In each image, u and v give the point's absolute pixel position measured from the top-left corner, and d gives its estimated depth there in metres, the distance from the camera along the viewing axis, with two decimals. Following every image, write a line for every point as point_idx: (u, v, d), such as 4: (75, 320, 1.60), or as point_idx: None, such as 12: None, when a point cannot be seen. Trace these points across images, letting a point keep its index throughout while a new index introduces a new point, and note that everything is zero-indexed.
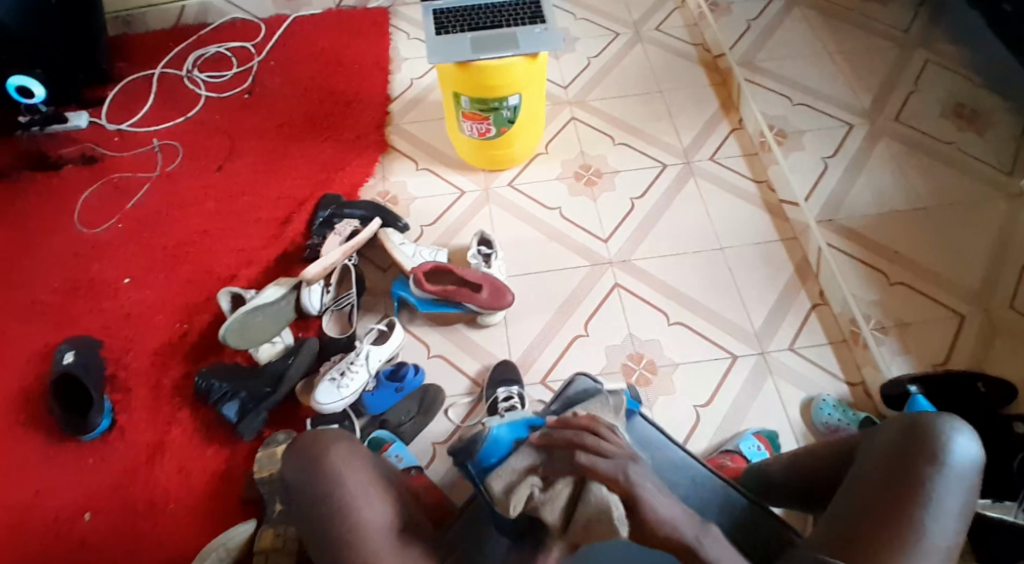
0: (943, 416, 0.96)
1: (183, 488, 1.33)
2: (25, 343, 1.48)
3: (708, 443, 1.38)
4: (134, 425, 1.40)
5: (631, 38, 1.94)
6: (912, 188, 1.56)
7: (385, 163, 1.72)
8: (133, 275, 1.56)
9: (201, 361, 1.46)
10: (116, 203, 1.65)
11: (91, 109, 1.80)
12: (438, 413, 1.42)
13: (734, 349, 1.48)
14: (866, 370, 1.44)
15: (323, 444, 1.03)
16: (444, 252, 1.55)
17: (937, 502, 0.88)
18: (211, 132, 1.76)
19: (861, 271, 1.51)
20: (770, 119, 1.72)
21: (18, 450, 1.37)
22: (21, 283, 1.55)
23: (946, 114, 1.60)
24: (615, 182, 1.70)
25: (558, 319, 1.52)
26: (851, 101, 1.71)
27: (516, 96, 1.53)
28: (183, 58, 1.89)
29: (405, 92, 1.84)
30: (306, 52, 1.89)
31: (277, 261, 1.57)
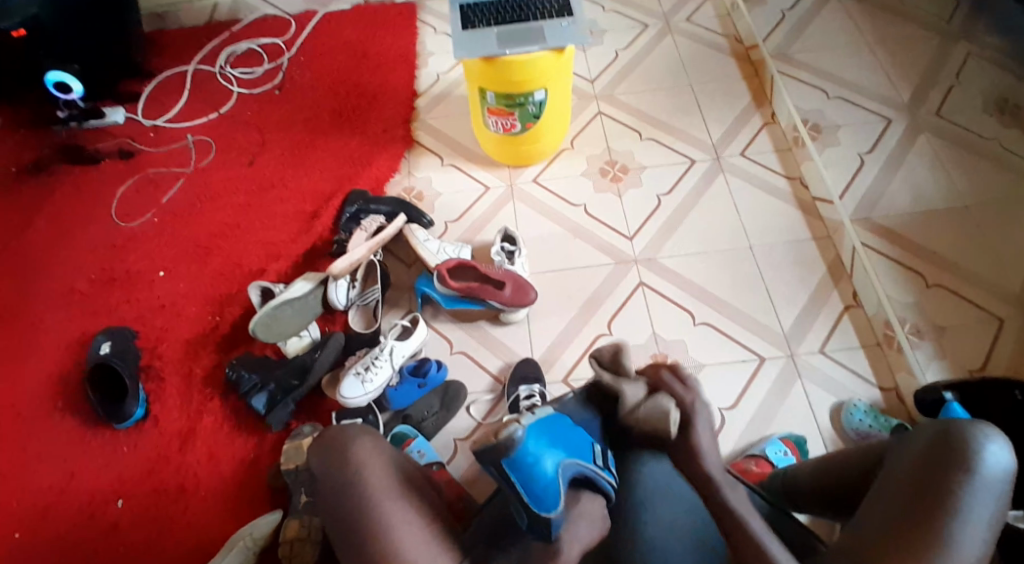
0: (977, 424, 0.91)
1: (214, 475, 1.37)
2: (65, 333, 1.53)
3: (733, 447, 1.36)
4: (167, 415, 1.44)
5: (661, 30, 1.91)
6: (952, 187, 1.46)
7: (411, 159, 1.72)
8: (167, 268, 1.60)
9: (231, 353, 1.50)
10: (152, 197, 1.70)
11: (128, 105, 1.84)
12: (460, 409, 1.43)
13: (762, 350, 1.45)
14: (900, 374, 1.41)
15: (346, 438, 1.02)
16: (468, 248, 1.55)
17: (966, 511, 0.84)
18: (243, 126, 1.79)
19: (896, 271, 1.47)
20: (805, 113, 1.70)
21: (58, 436, 1.42)
22: (62, 275, 1.60)
23: (991, 108, 1.42)
24: (642, 178, 1.68)
25: (582, 317, 1.51)
26: (890, 94, 1.61)
27: (542, 91, 1.52)
28: (215, 55, 1.92)
29: (431, 86, 1.84)
30: (335, 47, 1.91)
31: (304, 256, 1.59)
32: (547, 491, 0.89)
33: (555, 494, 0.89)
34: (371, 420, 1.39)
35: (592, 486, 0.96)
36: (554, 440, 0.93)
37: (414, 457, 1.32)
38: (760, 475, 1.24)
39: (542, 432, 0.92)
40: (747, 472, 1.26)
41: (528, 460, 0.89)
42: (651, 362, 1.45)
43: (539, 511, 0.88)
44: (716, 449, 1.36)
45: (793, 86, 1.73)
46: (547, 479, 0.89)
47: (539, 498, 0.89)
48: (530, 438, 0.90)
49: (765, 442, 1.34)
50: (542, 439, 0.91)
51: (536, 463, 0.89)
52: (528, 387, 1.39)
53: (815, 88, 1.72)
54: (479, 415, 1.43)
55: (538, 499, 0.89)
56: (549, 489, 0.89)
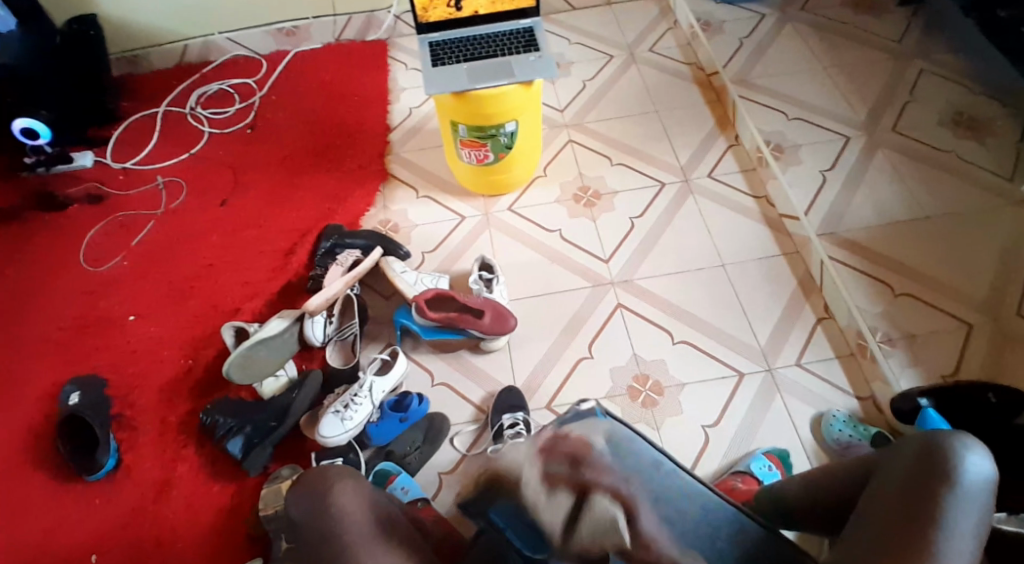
0: (958, 433, 0.94)
1: (191, 524, 1.33)
2: (33, 381, 1.49)
3: (717, 465, 1.36)
4: (141, 463, 1.39)
5: (626, 60, 1.97)
6: (914, 201, 1.55)
7: (385, 192, 1.73)
8: (139, 312, 1.57)
9: (207, 396, 1.47)
10: (121, 241, 1.67)
11: (96, 149, 1.82)
12: (443, 442, 1.42)
13: (743, 366, 1.47)
14: (876, 384, 1.42)
15: (329, 481, 1.00)
16: (445, 279, 1.55)
17: (951, 519, 0.85)
18: (215, 167, 1.78)
19: (864, 282, 1.50)
20: (767, 135, 1.73)
21: (27, 490, 1.37)
22: (29, 323, 1.56)
23: (945, 122, 1.62)
24: (614, 203, 1.70)
25: (562, 343, 1.51)
26: (848, 115, 1.71)
27: (513, 122, 1.54)
28: (186, 96, 1.92)
29: (404, 121, 1.86)
30: (307, 86, 1.92)
31: (280, 294, 1.57)
32: None
33: None
34: (352, 459, 1.37)
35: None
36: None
37: (398, 494, 1.29)
38: (746, 494, 1.23)
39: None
40: (734, 490, 1.25)
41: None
42: (634, 385, 1.45)
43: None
44: (703, 467, 1.36)
45: (753, 109, 1.78)
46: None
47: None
48: None
49: (750, 459, 1.34)
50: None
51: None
52: (511, 416, 1.39)
53: (776, 111, 1.77)
54: (464, 447, 1.41)
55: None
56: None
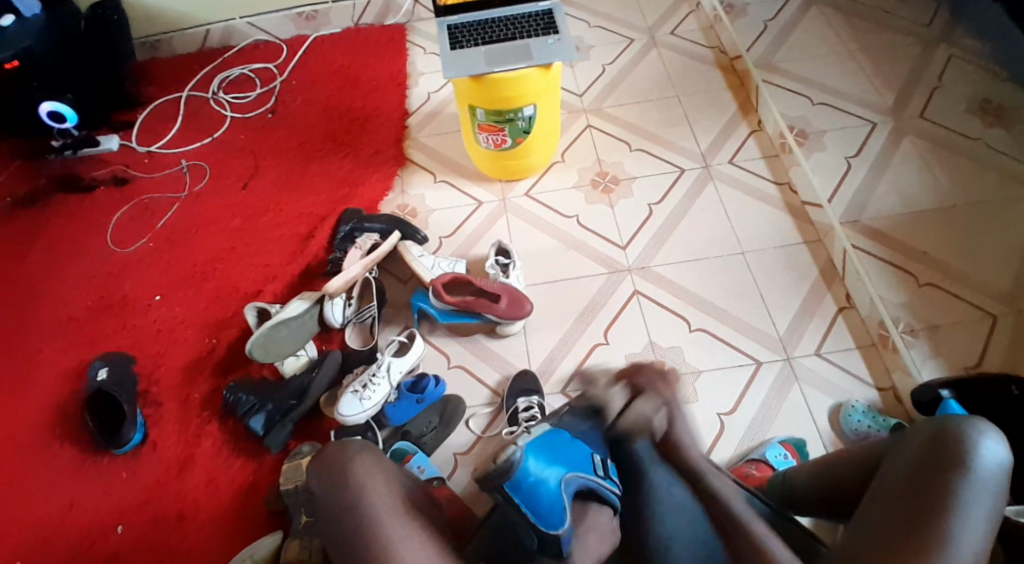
0: (971, 419, 0.92)
1: (214, 499, 1.36)
2: (62, 359, 1.53)
3: (732, 453, 1.36)
4: (165, 439, 1.43)
5: (646, 43, 1.94)
6: (939, 186, 1.52)
7: (404, 176, 1.74)
8: (164, 292, 1.61)
9: (228, 375, 1.50)
10: (147, 223, 1.71)
11: (121, 132, 1.86)
12: (459, 424, 1.43)
13: (759, 355, 1.46)
14: (896, 375, 1.41)
15: (348, 455, 1.03)
16: (462, 263, 1.56)
17: (962, 509, 0.84)
18: (237, 151, 1.81)
19: (886, 270, 1.48)
20: (790, 120, 1.71)
21: (57, 464, 1.42)
22: (58, 303, 1.61)
23: (973, 109, 1.55)
24: (632, 189, 1.69)
25: (578, 328, 1.51)
26: (873, 100, 1.67)
27: (531, 106, 1.54)
28: (208, 81, 1.95)
29: (422, 105, 1.86)
30: (327, 71, 1.94)
31: (300, 276, 1.60)
32: (552, 509, 0.91)
33: (562, 510, 0.91)
34: (370, 437, 1.40)
35: (597, 499, 0.97)
36: (554, 458, 0.95)
37: (414, 472, 1.31)
38: (761, 479, 1.24)
39: (542, 450, 0.94)
40: (748, 477, 1.26)
41: (528, 480, 0.91)
42: None
43: (545, 529, 0.91)
44: (718, 455, 1.36)
45: (775, 93, 1.75)
46: (550, 496, 0.91)
47: (544, 516, 0.91)
48: (528, 456, 0.93)
49: (766, 447, 1.34)
50: (541, 457, 0.94)
51: (539, 481, 0.92)
52: (526, 400, 1.40)
53: (800, 96, 1.74)
54: (478, 429, 1.43)
55: (543, 518, 0.91)
56: (554, 504, 0.91)
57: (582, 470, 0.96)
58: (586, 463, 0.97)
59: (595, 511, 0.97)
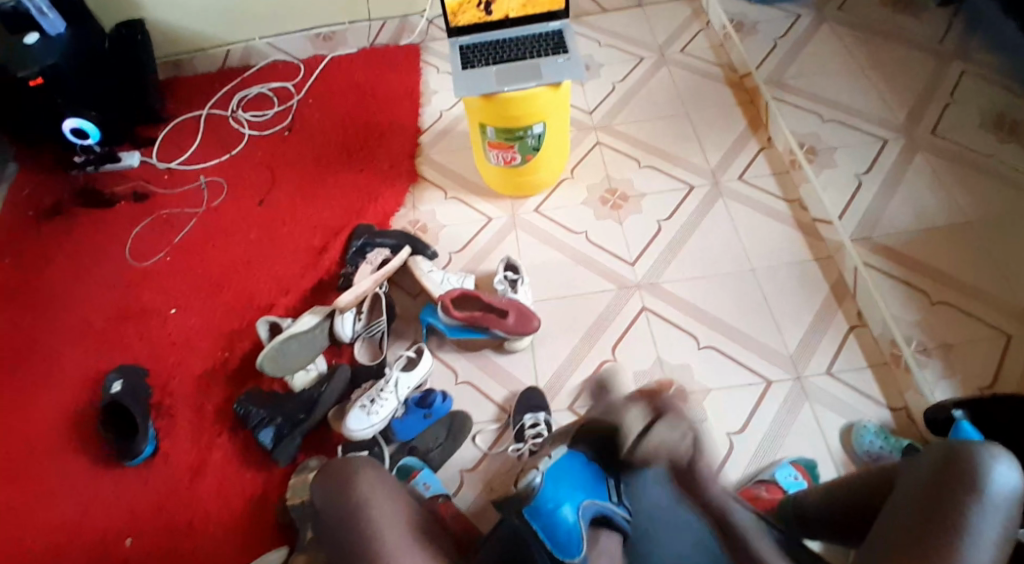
0: (987, 444, 0.90)
1: (224, 512, 1.37)
2: (79, 370, 1.56)
3: (742, 472, 1.35)
4: (177, 450, 1.45)
5: (657, 61, 1.96)
6: (953, 203, 1.45)
7: (415, 193, 1.76)
8: (179, 305, 1.64)
9: (240, 388, 1.52)
10: (165, 237, 1.74)
11: (142, 148, 1.90)
12: (466, 439, 1.43)
13: (769, 373, 1.45)
14: (908, 395, 1.40)
15: (351, 470, 1.04)
16: (471, 279, 1.57)
17: (973, 530, 0.82)
18: (254, 167, 1.84)
19: (900, 290, 1.48)
20: (801, 136, 1.73)
21: (72, 472, 1.44)
22: (76, 314, 1.64)
23: (987, 123, 1.37)
24: (641, 206, 1.69)
25: (585, 345, 1.51)
26: (885, 115, 1.61)
27: (541, 124, 1.55)
28: (227, 99, 1.99)
29: (435, 123, 1.89)
30: (342, 89, 1.97)
31: (312, 290, 1.62)
32: (569, 536, 0.93)
33: (578, 539, 0.94)
34: (376, 452, 1.39)
35: (610, 525, 1.01)
36: (573, 485, 0.99)
37: (419, 489, 1.31)
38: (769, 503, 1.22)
39: (560, 478, 0.99)
40: (758, 500, 1.24)
41: (547, 507, 0.95)
42: None
43: (563, 557, 0.93)
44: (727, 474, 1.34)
45: (788, 111, 1.77)
46: (568, 525, 0.94)
47: (562, 544, 0.94)
48: (547, 484, 0.98)
49: (776, 467, 1.32)
50: (561, 485, 0.98)
51: (557, 510, 0.95)
52: (533, 416, 1.40)
53: (811, 113, 1.74)
54: (486, 445, 1.43)
55: (560, 545, 0.94)
56: (571, 533, 0.94)
57: (598, 497, 1.00)
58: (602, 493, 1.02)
59: (607, 536, 1.00)
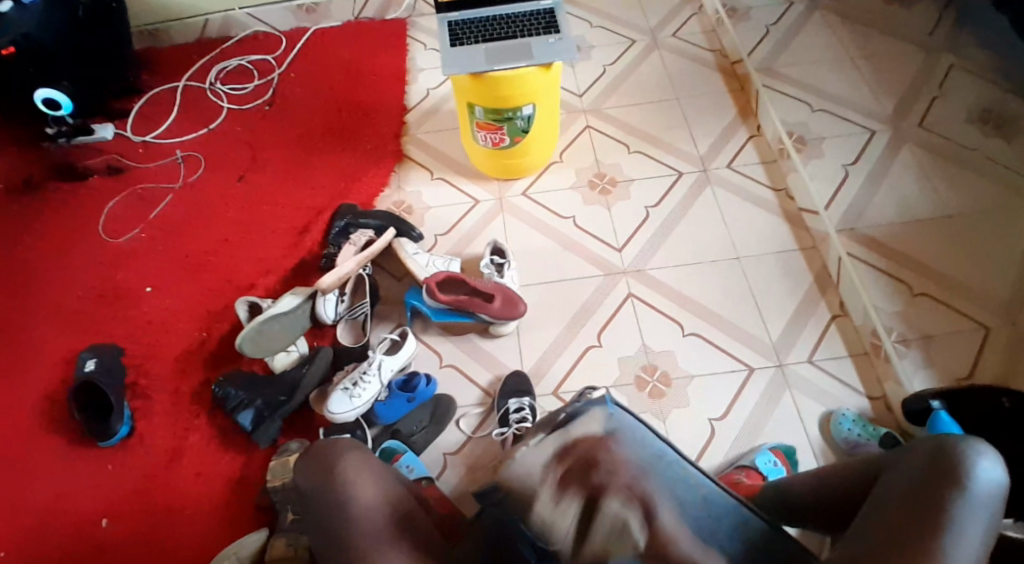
0: (970, 439, 0.91)
1: (202, 494, 1.36)
2: (51, 348, 1.52)
3: (722, 458, 1.36)
4: (154, 431, 1.43)
5: (648, 44, 1.94)
6: (939, 197, 1.48)
7: (401, 173, 1.73)
8: (156, 283, 1.60)
9: (219, 368, 1.49)
10: (141, 213, 1.70)
11: (116, 121, 1.85)
12: (450, 423, 1.43)
13: (751, 361, 1.46)
14: (888, 384, 1.41)
15: (336, 452, 1.02)
16: (457, 262, 1.55)
17: (959, 526, 0.83)
18: (234, 143, 1.79)
19: (883, 281, 1.48)
20: (790, 125, 1.73)
21: (44, 454, 1.41)
22: (49, 290, 1.60)
23: (973, 119, 1.44)
24: (630, 191, 1.69)
25: (571, 330, 1.51)
26: (873, 108, 1.64)
27: (530, 106, 1.53)
28: (206, 71, 1.93)
29: (421, 101, 1.85)
30: (326, 63, 1.92)
31: (294, 270, 1.59)
32: (550, 531, 0.91)
33: None
34: (359, 435, 1.38)
35: None
36: None
37: (403, 471, 1.31)
38: (751, 488, 1.22)
39: None
40: (738, 484, 1.25)
41: (515, 508, 0.89)
42: (641, 374, 1.45)
43: (554, 549, 0.90)
44: (707, 461, 1.35)
45: (778, 99, 1.76)
46: None
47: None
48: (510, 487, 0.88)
49: (756, 454, 1.33)
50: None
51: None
52: (518, 400, 1.39)
53: (801, 102, 1.75)
54: (469, 429, 1.42)
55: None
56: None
57: None
58: None
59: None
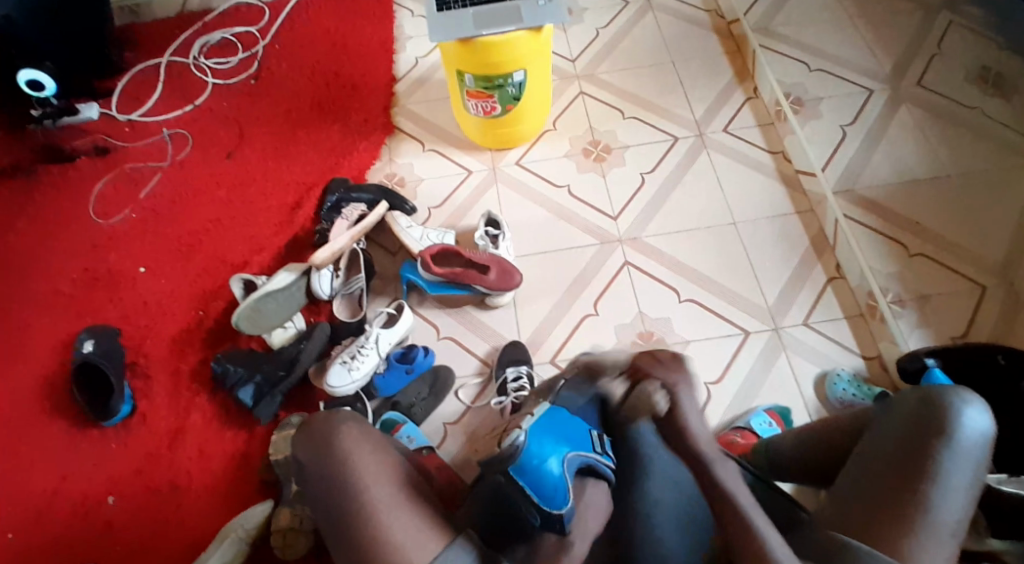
0: (954, 388, 0.91)
1: (205, 470, 1.37)
2: (49, 333, 1.52)
3: (719, 421, 1.36)
4: (155, 411, 1.43)
5: (642, 6, 1.90)
6: (935, 158, 1.51)
7: (392, 145, 1.71)
8: (149, 264, 1.59)
9: (217, 347, 1.49)
10: (131, 193, 1.68)
11: (101, 101, 1.82)
12: (448, 394, 1.43)
13: (747, 326, 1.45)
14: (882, 343, 1.40)
15: (332, 424, 1.02)
16: (451, 234, 1.54)
17: (944, 474, 0.83)
18: (221, 119, 1.77)
19: (879, 242, 1.47)
20: (787, 87, 1.68)
21: (48, 437, 1.42)
22: (42, 275, 1.59)
23: (972, 78, 1.56)
24: (624, 157, 1.67)
25: (568, 299, 1.50)
26: (873, 68, 1.66)
27: (521, 72, 1.50)
28: (189, 46, 1.90)
29: (410, 72, 1.82)
30: (311, 34, 1.89)
31: (287, 247, 1.58)
32: (557, 489, 0.90)
33: (565, 491, 0.91)
34: (359, 408, 1.38)
35: (596, 475, 0.98)
36: (559, 437, 0.96)
37: (404, 442, 1.30)
38: (744, 446, 1.23)
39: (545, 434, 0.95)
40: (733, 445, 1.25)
41: (533, 463, 0.92)
42: (637, 342, 1.45)
43: (549, 509, 0.90)
44: (704, 425, 1.36)
45: (774, 59, 1.72)
46: (554, 478, 0.91)
47: (548, 497, 0.91)
48: (533, 442, 0.94)
49: (751, 415, 1.34)
50: (546, 440, 0.94)
51: (543, 464, 0.91)
52: (515, 369, 1.40)
53: (798, 62, 1.71)
54: (468, 399, 1.43)
55: (547, 498, 0.90)
56: (557, 486, 0.91)
57: (581, 447, 0.97)
58: (584, 441, 0.98)
59: (595, 489, 0.97)
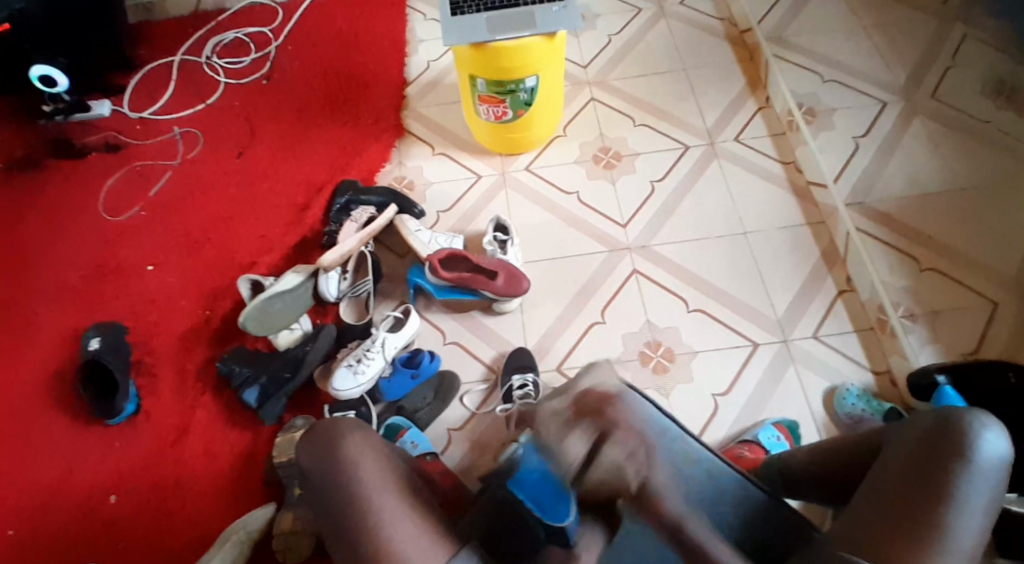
0: (972, 410, 0.90)
1: (209, 470, 1.36)
2: (55, 328, 1.52)
3: (725, 433, 1.35)
4: (160, 409, 1.43)
5: (655, 14, 1.89)
6: (949, 171, 1.50)
7: (402, 148, 1.71)
8: (157, 262, 1.59)
9: (223, 346, 1.49)
10: (140, 190, 1.68)
11: (113, 97, 1.82)
12: (454, 400, 1.42)
13: (756, 337, 1.44)
14: (893, 358, 1.39)
15: (339, 430, 1.00)
16: (459, 239, 1.54)
17: (961, 497, 0.83)
18: (231, 118, 1.77)
19: (890, 255, 1.46)
20: (800, 97, 1.68)
21: (52, 433, 1.42)
22: (51, 270, 1.59)
23: (985, 91, 1.52)
24: (635, 165, 1.66)
25: (575, 306, 1.50)
26: (885, 78, 1.65)
27: (533, 77, 1.49)
28: (202, 45, 1.90)
29: (421, 74, 1.82)
30: (324, 35, 1.89)
31: (295, 248, 1.58)
32: (553, 501, 0.95)
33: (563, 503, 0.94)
34: (364, 413, 1.37)
35: None
36: (548, 458, 0.97)
37: (407, 447, 1.30)
38: (751, 461, 1.22)
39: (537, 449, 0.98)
40: (740, 459, 1.25)
41: (530, 480, 0.99)
42: (645, 351, 1.44)
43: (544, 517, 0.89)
44: (709, 436, 1.35)
45: (787, 68, 1.71)
46: (549, 490, 0.96)
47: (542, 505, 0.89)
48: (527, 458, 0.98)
49: (759, 428, 1.33)
50: (537, 454, 0.98)
51: (538, 479, 0.98)
52: (521, 376, 1.39)
53: (811, 73, 1.71)
54: (473, 406, 1.42)
55: (548, 511, 0.96)
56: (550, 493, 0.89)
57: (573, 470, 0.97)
58: None
59: (594, 497, 0.95)
